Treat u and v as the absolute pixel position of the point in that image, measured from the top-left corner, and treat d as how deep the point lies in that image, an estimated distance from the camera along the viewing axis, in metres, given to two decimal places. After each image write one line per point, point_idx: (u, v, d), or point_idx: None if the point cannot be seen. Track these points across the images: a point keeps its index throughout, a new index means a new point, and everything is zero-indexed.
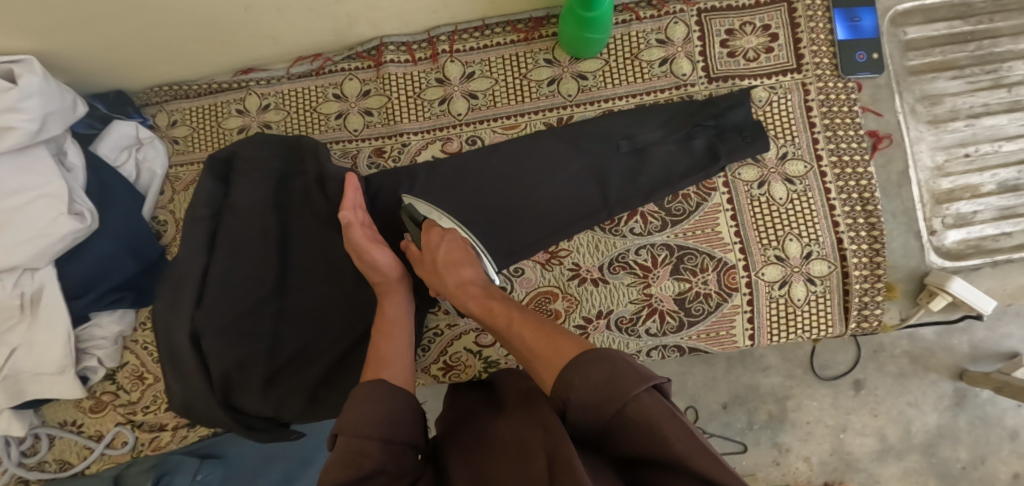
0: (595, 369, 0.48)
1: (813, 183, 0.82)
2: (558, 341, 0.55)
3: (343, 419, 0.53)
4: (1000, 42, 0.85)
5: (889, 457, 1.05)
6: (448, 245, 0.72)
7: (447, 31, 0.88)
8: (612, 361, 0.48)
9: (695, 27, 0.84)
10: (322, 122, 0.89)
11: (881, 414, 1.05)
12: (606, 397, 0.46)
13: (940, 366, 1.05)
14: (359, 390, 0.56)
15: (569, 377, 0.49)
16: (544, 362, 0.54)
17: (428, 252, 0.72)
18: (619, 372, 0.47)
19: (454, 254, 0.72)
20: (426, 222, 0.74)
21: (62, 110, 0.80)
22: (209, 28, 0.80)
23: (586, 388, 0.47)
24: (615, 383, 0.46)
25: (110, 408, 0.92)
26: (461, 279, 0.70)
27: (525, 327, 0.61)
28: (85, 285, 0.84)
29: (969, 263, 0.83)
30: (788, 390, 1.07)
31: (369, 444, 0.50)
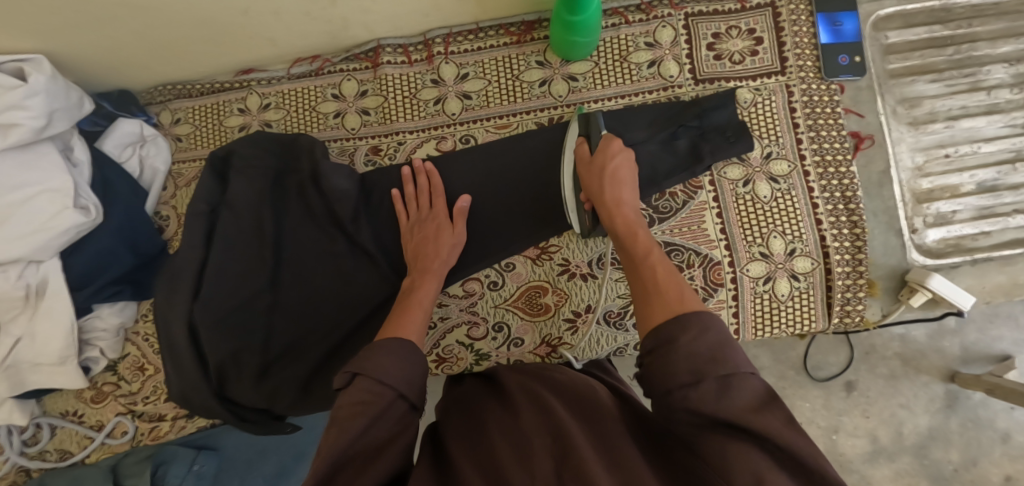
0: (710, 333, 0.48)
1: (796, 182, 0.84)
2: (688, 291, 0.55)
3: (368, 362, 0.55)
4: (979, 47, 0.88)
5: (881, 459, 1.06)
6: (620, 161, 0.73)
7: (441, 34, 0.90)
8: (726, 336, 0.48)
9: (683, 31, 0.87)
10: (321, 121, 0.92)
11: (873, 415, 1.07)
12: (713, 358, 0.46)
13: (931, 368, 1.07)
14: (385, 341, 0.58)
15: (688, 324, 0.49)
16: (673, 298, 0.54)
17: (600, 159, 0.74)
18: (733, 350, 0.47)
19: (623, 172, 0.73)
20: (607, 136, 0.77)
21: (67, 108, 0.83)
22: (210, 30, 0.83)
23: (695, 341, 0.47)
24: (724, 352, 0.47)
25: (111, 398, 0.94)
26: (620, 197, 0.70)
27: (660, 263, 0.61)
28: (88, 277, 0.86)
29: (949, 261, 0.85)
30: (781, 390, 1.09)
31: (385, 394, 0.53)
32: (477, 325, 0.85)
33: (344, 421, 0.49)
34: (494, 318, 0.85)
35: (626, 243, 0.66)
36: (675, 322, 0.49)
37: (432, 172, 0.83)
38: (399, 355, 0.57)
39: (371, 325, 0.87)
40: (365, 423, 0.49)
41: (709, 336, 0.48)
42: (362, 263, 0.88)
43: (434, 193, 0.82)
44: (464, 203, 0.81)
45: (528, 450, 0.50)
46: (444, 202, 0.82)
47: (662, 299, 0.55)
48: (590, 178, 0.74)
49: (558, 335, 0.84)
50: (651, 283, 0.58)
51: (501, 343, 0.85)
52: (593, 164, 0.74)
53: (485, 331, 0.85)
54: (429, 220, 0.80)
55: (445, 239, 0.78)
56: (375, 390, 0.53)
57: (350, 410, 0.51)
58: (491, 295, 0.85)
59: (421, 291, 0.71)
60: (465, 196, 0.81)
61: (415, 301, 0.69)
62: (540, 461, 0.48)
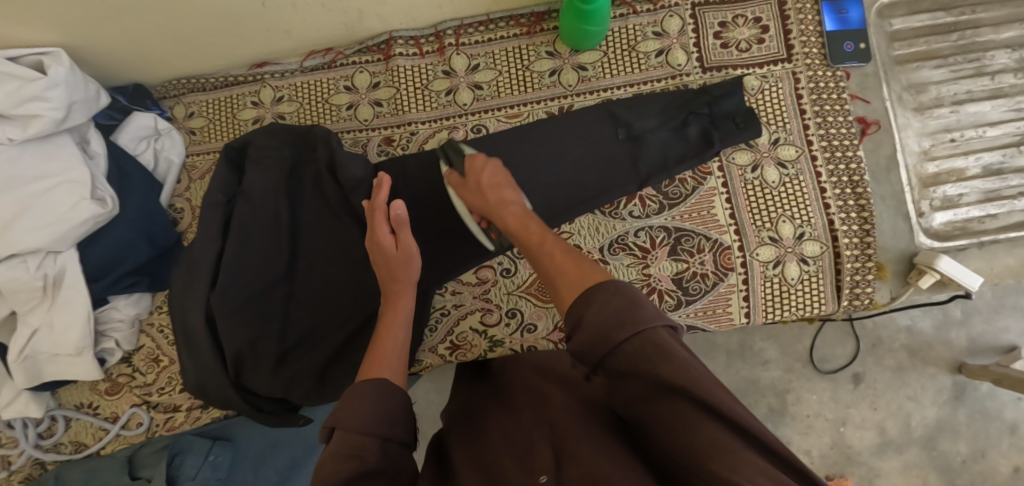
0: (613, 298, 0.46)
1: (804, 167, 0.85)
2: (587, 265, 0.54)
3: (343, 414, 0.53)
4: (982, 32, 0.89)
5: (890, 451, 1.07)
6: (491, 171, 0.75)
7: (452, 26, 0.92)
8: (635, 295, 0.46)
9: (690, 20, 0.88)
10: (333, 112, 0.93)
11: (880, 407, 1.08)
12: (623, 320, 0.44)
13: (938, 360, 1.07)
14: (361, 384, 0.56)
15: (587, 299, 0.47)
16: (570, 279, 0.52)
17: (471, 176, 0.75)
18: (640, 304, 0.45)
19: (496, 178, 0.74)
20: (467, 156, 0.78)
21: (85, 100, 0.84)
22: (227, 22, 0.85)
23: (603, 310, 0.45)
24: (636, 311, 0.44)
25: (126, 390, 0.95)
26: (503, 199, 0.71)
27: (555, 247, 0.60)
28: (104, 269, 0.87)
29: (956, 244, 0.86)
30: (788, 383, 1.09)
31: (369, 443, 0.51)
32: (490, 311, 0.86)
33: (329, 476, 0.47)
34: (507, 305, 0.86)
35: (523, 240, 0.65)
36: (580, 300, 0.48)
37: (383, 182, 0.79)
38: (377, 397, 0.55)
39: None
40: (352, 476, 0.47)
41: (613, 301, 0.46)
42: None
43: (379, 211, 0.77)
44: (400, 209, 0.75)
45: (529, 446, 0.52)
46: (383, 214, 0.77)
47: (560, 287, 0.53)
48: (470, 195, 0.74)
49: None
50: (555, 271, 0.56)
51: (515, 329, 0.85)
52: (469, 184, 0.75)
53: (498, 317, 0.86)
54: (376, 245, 0.76)
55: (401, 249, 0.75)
56: (356, 441, 0.50)
57: (334, 465, 0.48)
58: (504, 282, 0.86)
59: (388, 328, 0.70)
60: (399, 201, 0.75)
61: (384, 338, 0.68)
62: (540, 452, 0.50)
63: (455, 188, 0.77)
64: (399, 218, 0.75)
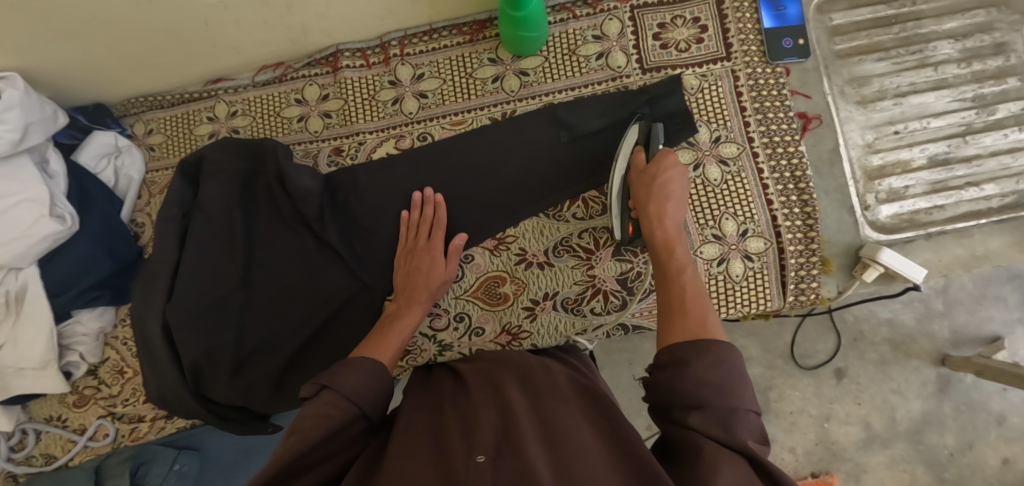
0: (724, 367, 0.52)
1: (746, 164, 0.85)
2: (713, 322, 0.59)
3: (337, 378, 0.60)
4: (924, 24, 0.89)
5: (875, 446, 1.05)
6: (671, 176, 0.76)
7: (397, 36, 0.94)
8: (738, 372, 0.53)
9: (629, 23, 0.89)
10: (285, 125, 0.95)
11: (864, 402, 1.06)
12: (723, 389, 0.50)
13: (921, 352, 1.06)
14: (359, 358, 0.63)
15: (699, 352, 0.53)
16: (694, 324, 0.58)
17: (653, 169, 0.77)
18: (744, 386, 0.52)
19: (671, 186, 0.76)
20: (664, 151, 0.79)
21: (42, 121, 0.87)
22: (176, 42, 0.87)
23: (709, 370, 0.52)
24: (736, 386, 0.51)
25: (92, 402, 0.97)
26: (664, 211, 0.73)
27: (691, 284, 0.64)
28: (66, 284, 0.90)
29: (903, 236, 0.86)
30: (770, 380, 1.08)
31: (349, 410, 0.57)
32: (439, 316, 0.87)
33: (305, 428, 0.53)
34: (455, 309, 0.87)
35: (660, 256, 0.70)
36: (692, 346, 0.54)
37: (440, 203, 0.85)
38: (368, 375, 0.62)
39: (341, 319, 0.90)
40: (324, 432, 0.53)
41: (723, 368, 0.52)
42: (331, 261, 0.91)
43: (437, 225, 0.84)
44: (460, 241, 0.83)
45: (473, 423, 0.52)
46: (441, 235, 0.83)
47: (686, 322, 0.59)
48: (639, 188, 0.77)
49: (518, 323, 0.86)
50: (682, 304, 0.62)
51: (463, 333, 0.87)
52: (645, 176, 0.77)
53: (447, 321, 0.87)
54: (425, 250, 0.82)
55: (437, 274, 0.81)
56: (340, 404, 0.57)
57: (310, 420, 0.54)
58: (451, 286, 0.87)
59: (402, 321, 0.75)
60: (462, 234, 0.83)
61: (395, 328, 0.74)
62: (483, 429, 0.51)
63: (634, 167, 0.79)
64: (454, 248, 0.82)
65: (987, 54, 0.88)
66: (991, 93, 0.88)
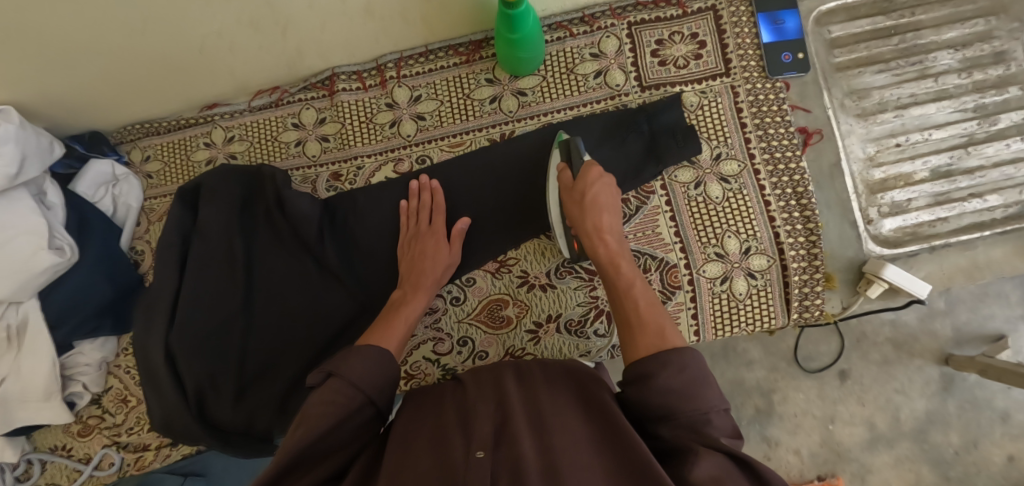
0: (687, 370, 0.54)
1: (747, 181, 0.85)
2: (669, 328, 0.61)
3: (344, 365, 0.60)
4: (923, 34, 0.88)
5: (880, 446, 1.01)
6: (599, 188, 0.75)
7: (393, 58, 0.92)
8: (699, 374, 0.54)
9: (626, 40, 0.88)
10: (283, 150, 0.94)
11: (868, 402, 1.02)
12: (689, 395, 0.52)
13: (924, 351, 1.02)
14: (365, 346, 0.63)
15: (663, 363, 0.55)
16: (650, 337, 0.60)
17: (579, 186, 0.76)
18: (710, 387, 0.54)
19: (602, 198, 0.75)
20: (586, 158, 0.78)
21: (38, 153, 0.87)
22: (170, 70, 0.87)
23: (673, 377, 0.53)
24: (699, 389, 0.53)
25: (96, 431, 0.97)
26: (601, 226, 0.73)
27: (643, 299, 0.66)
28: (65, 315, 0.89)
29: (907, 250, 0.86)
30: (773, 383, 1.04)
31: (356, 398, 0.58)
32: (442, 340, 0.86)
33: (312, 420, 0.55)
34: (458, 333, 0.86)
35: (610, 277, 0.70)
36: (659, 359, 0.55)
37: (437, 189, 0.85)
38: (376, 364, 0.62)
39: (343, 343, 0.89)
40: (330, 422, 0.55)
41: (690, 373, 0.54)
42: (330, 284, 0.90)
43: (437, 210, 0.84)
44: (462, 225, 0.82)
45: (471, 417, 0.55)
46: (443, 219, 0.83)
47: (638, 340, 0.61)
48: (571, 207, 0.76)
49: (521, 346, 0.86)
50: (636, 322, 0.63)
51: (466, 356, 0.86)
52: (574, 193, 0.76)
53: (450, 346, 0.86)
54: (428, 236, 0.81)
55: (442, 259, 0.80)
56: (347, 393, 0.58)
57: (318, 409, 0.56)
58: (454, 310, 0.87)
59: (409, 307, 0.75)
60: (464, 218, 0.82)
61: (400, 316, 0.74)
62: (480, 424, 0.53)
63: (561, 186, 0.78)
64: (457, 233, 0.82)
65: (987, 63, 0.88)
66: (992, 103, 0.87)
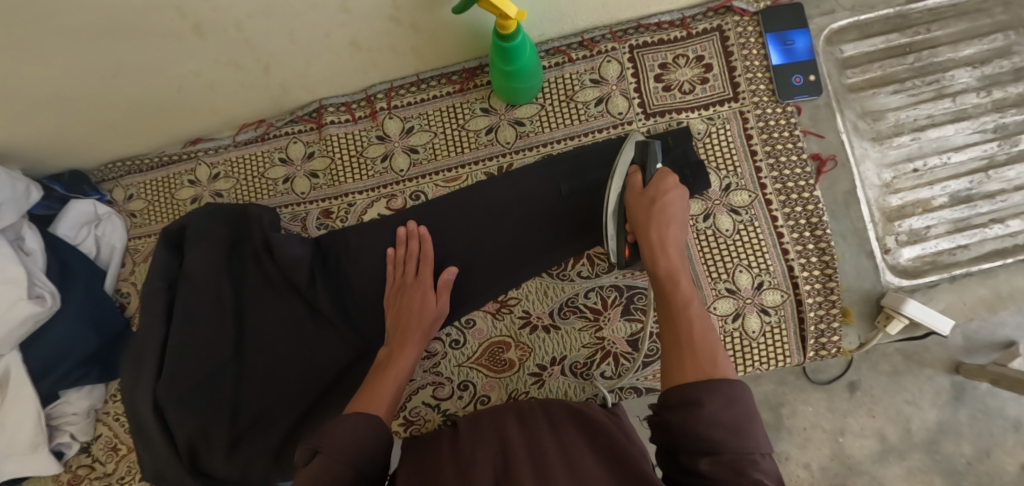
0: (738, 405, 0.47)
1: (758, 212, 0.81)
2: (720, 354, 0.53)
3: (330, 437, 0.56)
4: (940, 51, 0.84)
5: (892, 458, 0.92)
6: (672, 199, 0.69)
7: (383, 88, 0.88)
8: (751, 411, 0.48)
9: (628, 65, 0.84)
10: (270, 187, 0.90)
11: (878, 414, 0.92)
12: (735, 429, 0.46)
13: (934, 361, 0.92)
14: (350, 416, 0.59)
15: (710, 389, 0.48)
16: (699, 360, 0.52)
17: (651, 192, 0.70)
18: (758, 426, 0.47)
19: (671, 207, 0.69)
20: (663, 170, 0.72)
21: (13, 199, 0.82)
22: (148, 110, 0.82)
23: (725, 409, 0.47)
24: (748, 426, 0.46)
25: (86, 481, 0.94)
26: (666, 238, 0.67)
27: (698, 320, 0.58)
28: (50, 365, 0.86)
29: (926, 280, 0.82)
30: (782, 396, 0.94)
31: (347, 474, 0.53)
32: (442, 385, 0.83)
33: None
34: (458, 377, 0.83)
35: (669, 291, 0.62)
36: (705, 384, 0.49)
37: (425, 236, 0.81)
38: (366, 431, 0.58)
39: (341, 389, 0.86)
40: None
41: (740, 408, 0.47)
42: (325, 327, 0.86)
43: (423, 259, 0.79)
44: (450, 275, 0.78)
45: (472, 461, 0.52)
46: (428, 268, 0.79)
47: (683, 359, 0.53)
48: (637, 211, 0.69)
49: (524, 390, 0.82)
50: (687, 340, 0.55)
51: (468, 401, 0.83)
52: (643, 197, 0.70)
53: (450, 390, 0.83)
54: (413, 288, 0.77)
55: (429, 311, 0.76)
56: (337, 470, 0.53)
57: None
58: (454, 354, 0.83)
59: (397, 364, 0.70)
60: (452, 267, 0.78)
61: (389, 375, 0.69)
62: (480, 471, 0.49)
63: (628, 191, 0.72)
64: (445, 283, 0.78)
65: (1007, 80, 0.83)
66: (1013, 122, 0.83)
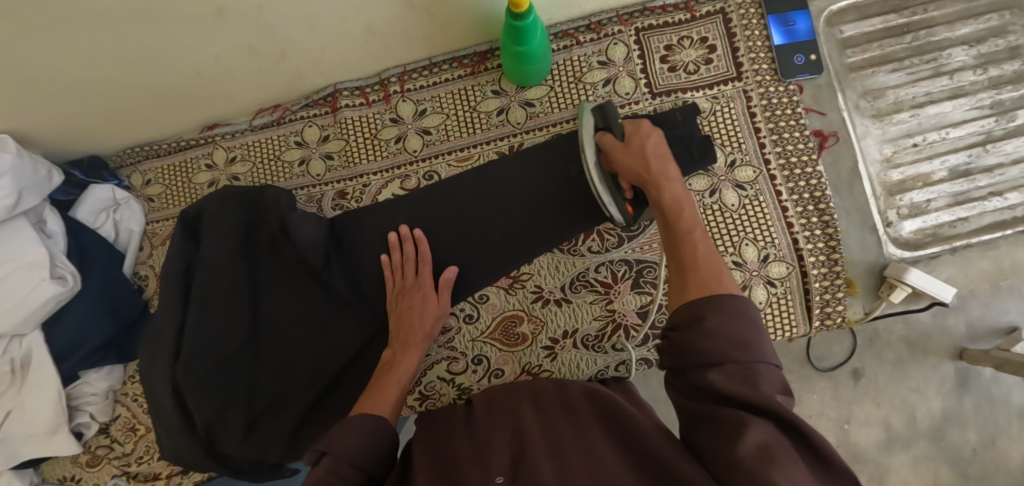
0: (741, 320, 0.49)
1: (763, 187, 0.83)
2: (722, 272, 0.55)
3: (334, 439, 0.55)
4: (936, 31, 0.87)
5: (897, 446, 0.92)
6: (654, 143, 0.70)
7: (396, 73, 0.90)
8: (754, 323, 0.49)
9: (635, 46, 0.87)
10: (286, 170, 0.93)
11: (883, 402, 0.93)
12: (741, 342, 0.47)
13: (938, 349, 0.93)
14: (354, 418, 0.59)
15: (714, 307, 0.50)
16: (703, 280, 0.54)
17: (635, 140, 0.71)
18: (762, 338, 0.49)
19: (661, 149, 0.70)
20: (627, 123, 0.74)
21: (36, 183, 0.85)
22: (168, 95, 0.84)
23: (730, 324, 0.48)
24: (753, 339, 0.48)
25: (105, 462, 0.95)
26: (667, 173, 0.67)
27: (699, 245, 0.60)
28: (71, 346, 0.87)
29: (927, 252, 0.84)
30: (786, 385, 0.94)
31: (351, 475, 0.53)
32: (456, 360, 0.85)
33: None
34: (472, 352, 0.85)
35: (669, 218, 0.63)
36: (709, 304, 0.50)
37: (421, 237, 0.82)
38: (370, 434, 0.58)
39: (357, 369, 0.88)
40: None
41: (743, 323, 0.49)
42: (340, 309, 0.88)
43: (422, 260, 0.81)
44: (450, 274, 0.80)
45: (487, 445, 0.52)
46: (429, 269, 0.80)
47: (689, 284, 0.55)
48: (629, 159, 0.69)
49: (537, 363, 0.84)
50: (688, 264, 0.57)
51: (482, 375, 0.84)
52: (630, 146, 0.70)
53: (464, 365, 0.85)
54: (414, 290, 0.79)
55: (430, 312, 0.78)
56: (344, 473, 0.53)
57: None
58: (468, 329, 0.85)
59: (399, 368, 0.73)
60: (452, 267, 0.80)
61: (392, 378, 0.71)
62: (497, 453, 0.50)
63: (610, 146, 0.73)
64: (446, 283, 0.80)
65: (1003, 58, 0.86)
66: (1009, 99, 0.85)
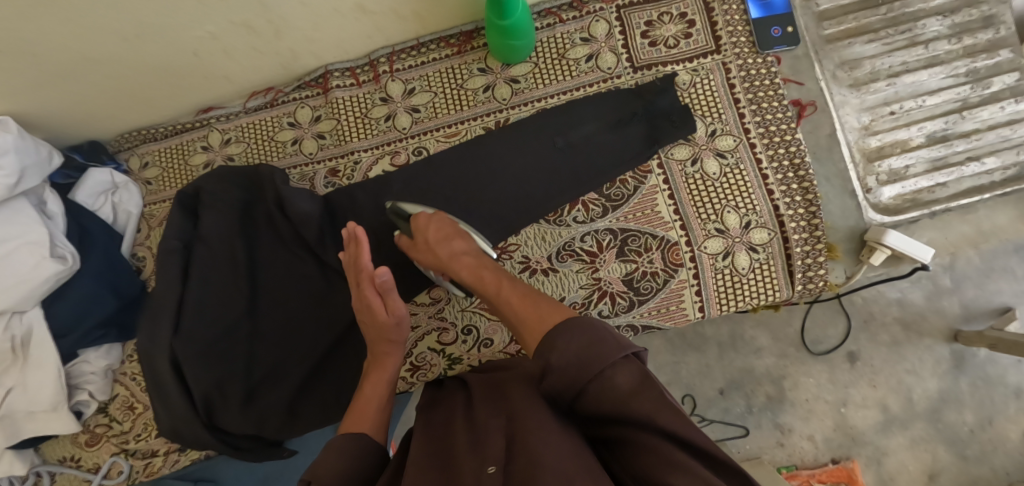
0: (574, 336, 0.51)
1: (743, 155, 0.85)
2: (546, 309, 0.59)
3: (316, 468, 0.55)
4: (910, 2, 0.89)
5: (894, 428, 0.93)
6: (434, 228, 0.76)
7: (385, 53, 0.94)
8: (593, 333, 0.51)
9: (616, 23, 0.89)
10: (280, 149, 0.95)
11: (880, 384, 0.94)
12: (586, 362, 0.49)
13: (933, 331, 0.93)
14: (332, 445, 0.58)
15: (551, 343, 0.51)
16: (532, 331, 0.57)
17: (418, 238, 0.76)
18: (602, 337, 0.50)
19: (443, 232, 0.75)
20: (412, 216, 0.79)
21: (37, 164, 0.87)
22: (165, 75, 0.87)
23: (567, 348, 0.50)
24: (594, 350, 0.49)
25: (105, 440, 0.97)
26: (453, 253, 0.73)
27: (517, 298, 0.63)
28: (71, 324, 0.89)
29: (907, 216, 0.86)
30: (783, 369, 0.96)
31: None
32: (446, 330, 0.86)
33: None
34: (462, 322, 0.86)
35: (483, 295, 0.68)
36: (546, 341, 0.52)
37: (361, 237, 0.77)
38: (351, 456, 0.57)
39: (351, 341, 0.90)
40: None
41: (577, 338, 0.51)
42: (333, 283, 0.90)
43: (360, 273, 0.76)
44: (384, 276, 0.74)
45: (483, 431, 0.50)
46: (367, 280, 0.75)
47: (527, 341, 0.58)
48: (428, 262, 0.75)
49: None
50: (519, 322, 0.61)
51: (472, 345, 0.86)
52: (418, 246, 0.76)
53: (454, 335, 0.86)
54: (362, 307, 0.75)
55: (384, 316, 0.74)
56: None
57: None
58: (457, 299, 0.87)
59: (370, 384, 0.72)
60: (382, 268, 0.73)
61: (368, 395, 0.70)
62: (492, 439, 0.48)
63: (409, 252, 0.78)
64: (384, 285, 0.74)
65: (977, 28, 0.88)
66: (984, 67, 0.87)
